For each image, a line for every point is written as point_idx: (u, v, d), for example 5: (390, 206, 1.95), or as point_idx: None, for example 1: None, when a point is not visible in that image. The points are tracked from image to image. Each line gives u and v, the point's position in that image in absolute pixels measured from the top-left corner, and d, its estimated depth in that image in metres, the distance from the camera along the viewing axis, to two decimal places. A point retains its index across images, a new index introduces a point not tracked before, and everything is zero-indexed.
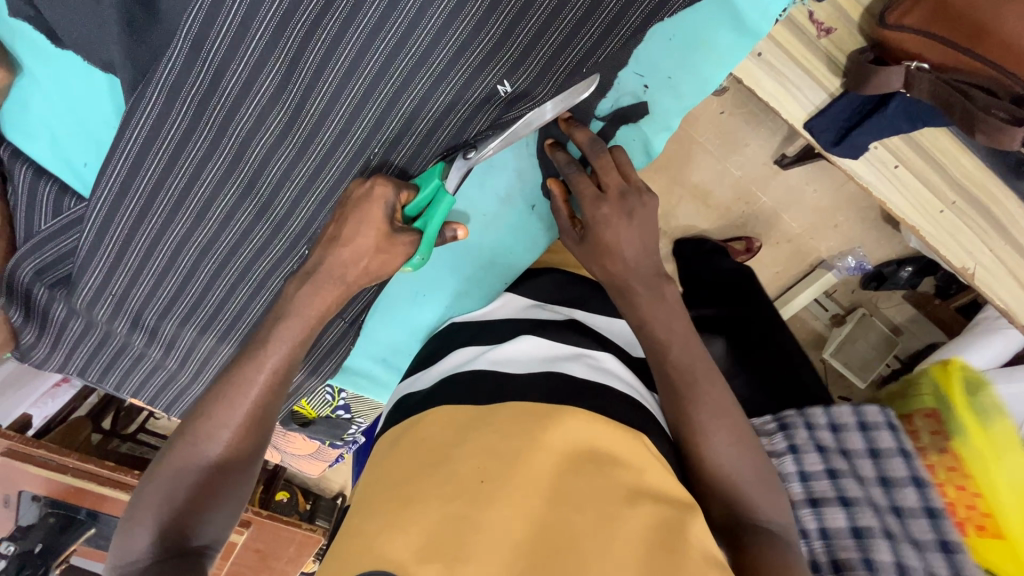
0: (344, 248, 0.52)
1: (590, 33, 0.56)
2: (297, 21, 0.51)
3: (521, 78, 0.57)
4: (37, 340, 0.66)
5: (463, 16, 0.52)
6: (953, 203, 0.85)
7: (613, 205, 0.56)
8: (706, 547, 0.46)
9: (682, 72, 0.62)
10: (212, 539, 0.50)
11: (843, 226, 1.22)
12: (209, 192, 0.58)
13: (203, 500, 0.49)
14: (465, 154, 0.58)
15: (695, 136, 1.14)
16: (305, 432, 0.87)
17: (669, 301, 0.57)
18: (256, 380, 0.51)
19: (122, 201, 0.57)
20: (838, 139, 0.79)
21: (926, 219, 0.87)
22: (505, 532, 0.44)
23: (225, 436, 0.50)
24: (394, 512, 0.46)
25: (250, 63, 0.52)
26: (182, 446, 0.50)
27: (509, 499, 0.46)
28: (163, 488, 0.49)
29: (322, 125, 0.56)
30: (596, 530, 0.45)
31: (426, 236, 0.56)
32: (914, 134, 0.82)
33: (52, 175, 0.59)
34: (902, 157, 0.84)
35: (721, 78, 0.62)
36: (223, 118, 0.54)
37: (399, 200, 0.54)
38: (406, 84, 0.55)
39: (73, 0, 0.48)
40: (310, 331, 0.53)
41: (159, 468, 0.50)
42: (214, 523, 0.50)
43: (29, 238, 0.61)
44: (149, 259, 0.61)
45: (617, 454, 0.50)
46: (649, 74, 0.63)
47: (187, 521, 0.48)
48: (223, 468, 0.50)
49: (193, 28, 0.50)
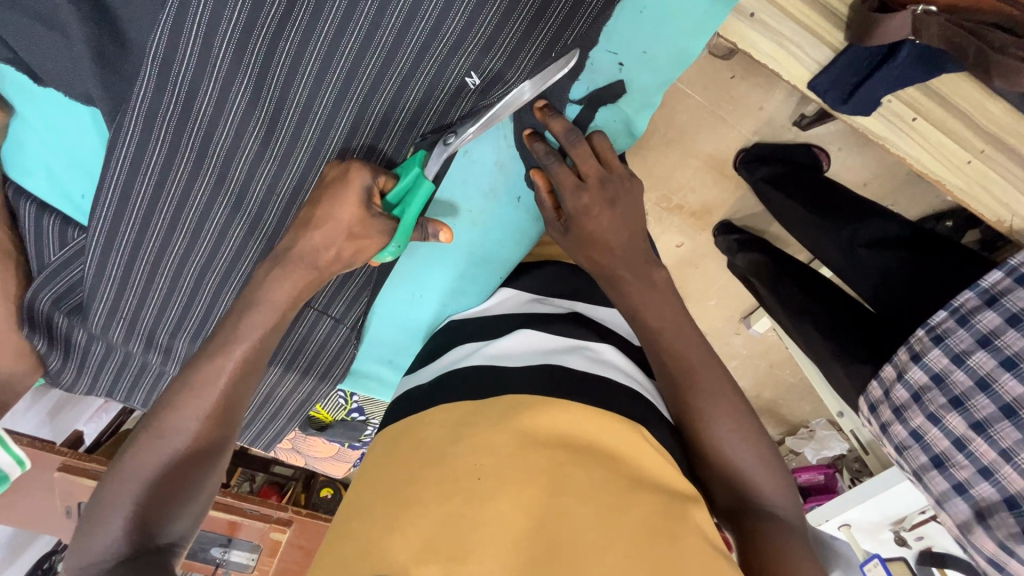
0: (316, 231, 0.53)
1: (554, 18, 0.55)
2: (259, 34, 0.51)
3: (489, 68, 0.56)
4: (63, 365, 0.70)
5: (422, 13, 0.52)
6: (982, 152, 0.80)
7: (593, 193, 0.58)
8: (705, 531, 0.48)
9: (657, 46, 0.60)
10: (179, 537, 0.48)
11: (873, 184, 1.19)
12: (200, 212, 0.59)
13: (168, 494, 0.47)
14: (446, 140, 0.57)
15: (706, 105, 1.10)
16: (324, 435, 0.91)
17: (659, 287, 0.60)
18: (223, 370, 0.50)
19: (119, 227, 0.59)
20: (847, 97, 0.76)
21: (951, 171, 0.84)
22: (504, 525, 0.43)
23: (194, 426, 0.49)
24: (394, 514, 0.45)
25: (219, 81, 0.53)
26: (147, 442, 0.48)
27: (505, 493, 0.45)
28: (125, 484, 0.47)
29: (299, 135, 0.57)
30: (597, 525, 0.44)
31: (403, 224, 0.57)
32: (931, 82, 0.78)
33: (54, 209, 0.62)
34: (919, 109, 0.80)
35: (699, 48, 0.61)
36: (203, 138, 0.55)
37: (376, 184, 0.55)
38: (375, 87, 0.55)
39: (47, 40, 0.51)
40: (282, 315, 0.53)
41: (119, 463, 0.48)
42: (179, 520, 0.48)
43: (43, 270, 0.64)
44: (152, 281, 0.63)
45: (614, 448, 0.50)
46: (623, 51, 0.60)
47: (155, 517, 0.46)
48: (189, 459, 0.48)
49: (159, 53, 0.50)
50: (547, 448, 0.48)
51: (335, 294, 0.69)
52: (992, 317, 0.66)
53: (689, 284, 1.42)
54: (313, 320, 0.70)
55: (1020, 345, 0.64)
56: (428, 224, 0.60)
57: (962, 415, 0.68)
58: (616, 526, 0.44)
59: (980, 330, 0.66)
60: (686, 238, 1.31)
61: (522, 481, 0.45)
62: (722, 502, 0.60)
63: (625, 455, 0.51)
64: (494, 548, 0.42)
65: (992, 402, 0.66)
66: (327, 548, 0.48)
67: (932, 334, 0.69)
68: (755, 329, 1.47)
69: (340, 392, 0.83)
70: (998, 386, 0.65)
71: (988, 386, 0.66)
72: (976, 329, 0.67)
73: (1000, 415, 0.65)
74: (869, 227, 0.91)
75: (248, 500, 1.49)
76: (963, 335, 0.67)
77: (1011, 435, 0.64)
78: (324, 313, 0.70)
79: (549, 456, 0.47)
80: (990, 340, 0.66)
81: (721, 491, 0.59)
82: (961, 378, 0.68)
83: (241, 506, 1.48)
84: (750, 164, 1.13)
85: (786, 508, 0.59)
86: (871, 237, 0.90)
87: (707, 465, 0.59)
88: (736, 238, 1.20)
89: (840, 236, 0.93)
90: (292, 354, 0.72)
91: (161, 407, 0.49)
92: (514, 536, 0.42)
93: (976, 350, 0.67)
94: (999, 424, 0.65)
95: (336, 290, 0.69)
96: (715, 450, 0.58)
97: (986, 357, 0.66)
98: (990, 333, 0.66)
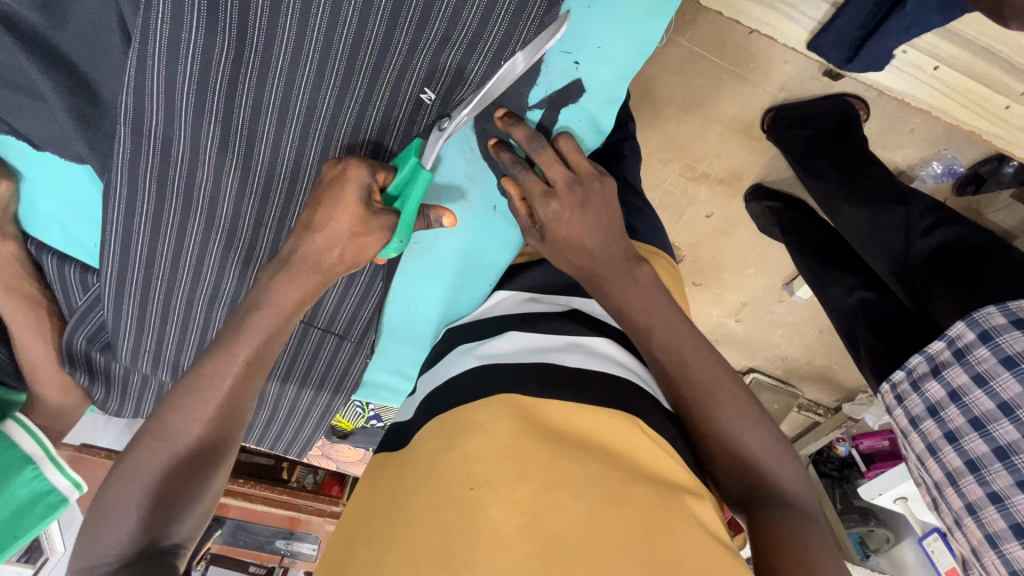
0: (319, 234, 0.54)
1: (499, 22, 0.53)
2: (213, 84, 0.53)
3: (442, 82, 0.56)
4: (108, 395, 0.78)
5: (366, 43, 0.52)
6: (1019, 96, 0.85)
7: (563, 200, 0.58)
8: (704, 521, 0.46)
9: (612, 39, 0.56)
10: (182, 538, 0.51)
11: (921, 130, 1.09)
12: (198, 251, 0.64)
13: (175, 493, 0.50)
14: (440, 125, 0.56)
15: (724, 65, 1.05)
16: (348, 441, 0.97)
17: (642, 282, 0.59)
18: (228, 372, 0.52)
19: (127, 272, 0.64)
20: (851, 55, 0.83)
21: (988, 116, 0.89)
22: (496, 528, 0.42)
23: (197, 429, 0.51)
24: (396, 523, 0.46)
25: (188, 130, 0.56)
26: (148, 446, 0.50)
27: (503, 497, 0.44)
28: (128, 488, 0.49)
29: (274, 170, 0.59)
30: (589, 520, 0.43)
31: (404, 219, 0.58)
32: (952, 28, 0.80)
33: (74, 259, 0.70)
34: (940, 58, 0.84)
35: (657, 34, 0.57)
36: (186, 184, 0.59)
37: (375, 181, 0.55)
38: (336, 117, 0.56)
39: (30, 109, 0.55)
40: (284, 319, 0.55)
41: (122, 469, 0.50)
42: (184, 522, 0.51)
43: (74, 314, 0.72)
44: (167, 318, 0.68)
45: (607, 441, 0.49)
46: (577, 49, 0.57)
47: (162, 518, 0.49)
48: (191, 460, 0.51)
49: (128, 115, 0.54)
50: (538, 440, 0.47)
51: (336, 313, 0.73)
52: (960, 373, 0.78)
53: (720, 254, 1.37)
54: (320, 339, 0.75)
55: (1011, 391, 0.74)
56: (430, 211, 0.61)
57: (937, 462, 0.84)
58: (613, 515, 0.43)
59: (950, 384, 0.80)
60: (715, 208, 1.27)
61: (514, 482, 0.45)
62: (728, 490, 0.58)
63: (621, 449, 0.49)
64: (499, 547, 0.41)
65: (962, 458, 0.80)
66: (336, 542, 0.51)
67: (932, 364, 0.82)
68: (798, 295, 1.40)
69: (357, 402, 0.87)
70: (966, 444, 0.80)
71: (957, 441, 0.81)
72: (972, 367, 0.77)
73: (992, 456, 0.77)
74: (926, 244, 0.86)
75: (302, 497, 1.57)
76: (935, 387, 0.82)
77: (975, 491, 0.79)
78: (328, 332, 0.75)
79: (542, 449, 0.47)
80: (960, 397, 0.79)
81: (730, 484, 0.58)
82: (934, 428, 0.84)
83: (296, 502, 1.56)
84: (787, 146, 1.07)
85: (797, 493, 0.57)
86: (927, 250, 0.86)
87: (712, 457, 0.58)
88: (768, 205, 1.16)
89: (889, 232, 0.90)
90: (305, 370, 0.78)
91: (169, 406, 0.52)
92: (507, 538, 0.42)
93: (946, 404, 0.81)
94: (965, 480, 0.80)
95: (343, 292, 0.71)
96: (715, 440, 0.57)
97: (957, 413, 0.80)
98: (985, 372, 0.76)
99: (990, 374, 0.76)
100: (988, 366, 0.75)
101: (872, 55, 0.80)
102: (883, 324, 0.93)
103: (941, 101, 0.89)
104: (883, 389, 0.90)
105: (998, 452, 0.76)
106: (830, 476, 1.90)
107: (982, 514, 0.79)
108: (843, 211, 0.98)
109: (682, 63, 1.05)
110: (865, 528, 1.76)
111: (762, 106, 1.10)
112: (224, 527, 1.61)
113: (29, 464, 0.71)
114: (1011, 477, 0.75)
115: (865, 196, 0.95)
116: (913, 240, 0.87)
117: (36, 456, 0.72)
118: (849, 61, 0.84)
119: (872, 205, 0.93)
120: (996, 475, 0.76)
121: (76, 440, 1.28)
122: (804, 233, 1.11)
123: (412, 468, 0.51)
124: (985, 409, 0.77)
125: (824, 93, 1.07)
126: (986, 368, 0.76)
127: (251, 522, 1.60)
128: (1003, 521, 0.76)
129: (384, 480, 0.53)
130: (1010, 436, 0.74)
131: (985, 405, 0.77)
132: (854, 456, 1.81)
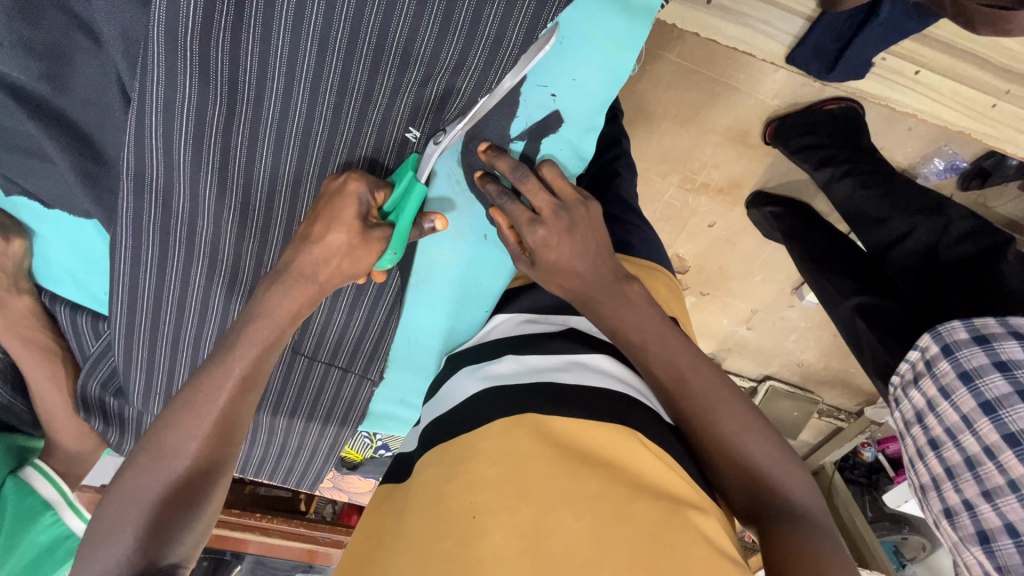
0: (315, 246, 0.55)
1: (476, 58, 0.55)
2: (210, 137, 0.56)
3: (426, 120, 0.58)
4: (122, 438, 0.79)
5: (351, 87, 0.55)
6: (1006, 93, 0.86)
7: (549, 226, 0.59)
8: (709, 535, 0.46)
9: (586, 70, 0.58)
10: (180, 559, 0.50)
11: (919, 128, 1.09)
12: (202, 294, 0.66)
13: (173, 514, 0.49)
14: (436, 139, 0.58)
15: (716, 78, 1.06)
16: (358, 472, 0.98)
17: (633, 301, 0.60)
18: (231, 394, 0.52)
19: (135, 318, 0.67)
20: (831, 66, 0.84)
21: (981, 118, 0.89)
22: (502, 554, 0.42)
23: (196, 451, 0.51)
24: (408, 548, 0.47)
25: (187, 180, 0.58)
26: (148, 466, 0.50)
27: (505, 524, 0.44)
28: (128, 506, 0.48)
29: (271, 210, 0.61)
30: (590, 539, 0.42)
31: (398, 230, 0.59)
32: (930, 33, 0.82)
33: (84, 307, 0.73)
34: (920, 62, 0.85)
35: (630, 63, 0.58)
36: (188, 231, 0.62)
37: (374, 198, 0.57)
38: (326, 159, 0.58)
39: (42, 171, 0.59)
40: (280, 331, 0.55)
41: (123, 485, 0.50)
42: (182, 542, 0.50)
43: (87, 361, 0.75)
44: (175, 358, 0.70)
45: (607, 454, 0.49)
46: (553, 82, 0.59)
47: (157, 540, 0.48)
48: (191, 481, 0.50)
49: (131, 171, 0.57)
50: (542, 457, 0.48)
51: (338, 346, 0.74)
52: (930, 385, 0.83)
53: (727, 264, 1.37)
54: (324, 372, 0.76)
55: (967, 405, 0.79)
56: (422, 219, 0.61)
57: (925, 466, 0.89)
58: (616, 531, 0.43)
59: (925, 395, 0.84)
60: (718, 218, 1.27)
61: (515, 506, 0.45)
62: (737, 505, 0.57)
63: (623, 461, 0.49)
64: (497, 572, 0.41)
65: (943, 464, 0.86)
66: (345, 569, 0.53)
67: (915, 372, 0.86)
68: (809, 300, 1.39)
69: (364, 433, 0.88)
70: (946, 452, 0.85)
71: (939, 448, 0.85)
72: (937, 380, 0.82)
73: (964, 467, 0.82)
74: (956, 251, 0.87)
75: (319, 527, 1.55)
76: (917, 395, 0.85)
77: (953, 497, 0.85)
78: (332, 365, 0.76)
79: (544, 467, 0.47)
80: (935, 407, 0.84)
81: (737, 498, 0.57)
82: (922, 434, 0.88)
83: (314, 534, 1.55)
84: (801, 152, 1.07)
85: (807, 504, 0.56)
86: (957, 257, 0.87)
87: (716, 469, 0.57)
88: (769, 210, 1.16)
89: (919, 220, 0.90)
90: (312, 405, 0.79)
91: (166, 427, 0.51)
92: (511, 561, 0.42)
93: (927, 414, 0.85)
94: (946, 486, 0.86)
95: (346, 322, 0.72)
96: (716, 450, 0.56)
97: (936, 423, 0.85)
98: (946, 386, 0.81)
99: (951, 389, 0.80)
100: (948, 380, 0.80)
101: (850, 64, 0.82)
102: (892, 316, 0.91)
103: (928, 105, 0.89)
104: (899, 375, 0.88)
105: (968, 463, 0.81)
106: (858, 484, 1.87)
107: (956, 518, 0.85)
108: (869, 216, 0.97)
109: (674, 77, 1.07)
110: (899, 536, 1.71)
111: (755, 114, 1.11)
112: (245, 562, 1.61)
113: (47, 509, 0.72)
114: (977, 487, 0.81)
115: (893, 187, 0.96)
116: (944, 242, 0.88)
117: (55, 500, 0.73)
118: (829, 70, 0.85)
119: (899, 197, 0.94)
120: (965, 485, 0.82)
121: (95, 482, 1.29)
122: (802, 236, 1.10)
123: (414, 498, 0.52)
124: (952, 421, 0.82)
125: (819, 97, 1.09)
126: (947, 382, 0.80)
127: (270, 556, 1.59)
128: (970, 528, 0.83)
129: (392, 508, 0.54)
130: (974, 448, 0.80)
131: (951, 417, 0.82)
132: (882, 461, 1.80)
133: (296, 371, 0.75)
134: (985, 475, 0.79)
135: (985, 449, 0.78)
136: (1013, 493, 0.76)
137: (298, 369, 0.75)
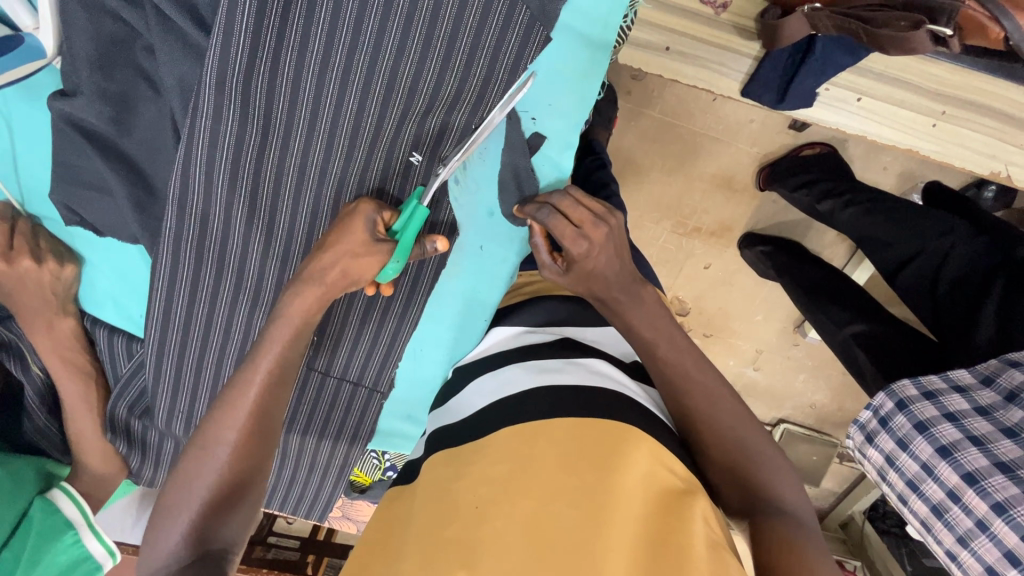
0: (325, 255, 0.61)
1: (469, 93, 0.66)
2: (244, 165, 0.65)
3: (427, 145, 0.67)
4: (142, 464, 0.84)
5: (364, 121, 0.65)
6: (943, 114, 0.95)
7: (586, 237, 0.65)
8: (706, 532, 0.47)
9: (559, 97, 0.69)
10: (230, 543, 0.53)
11: (893, 166, 1.21)
12: (227, 311, 0.72)
13: (219, 513, 0.53)
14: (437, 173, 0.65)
15: (698, 130, 1.19)
16: (366, 497, 0.98)
17: (620, 295, 0.66)
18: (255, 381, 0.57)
19: (166, 337, 0.73)
20: (781, 95, 0.94)
21: (922, 135, 0.98)
22: (505, 537, 0.45)
23: (222, 432, 0.55)
24: (421, 534, 0.50)
25: (222, 205, 0.67)
26: (193, 454, 0.55)
27: (506, 510, 0.47)
28: (185, 489, 0.53)
29: (292, 230, 0.69)
30: (582, 524, 0.45)
31: (403, 243, 0.64)
32: (862, 66, 0.92)
33: (121, 330, 0.79)
34: (860, 90, 0.95)
35: (595, 88, 0.69)
36: (219, 251, 0.69)
37: (380, 216, 0.63)
38: (342, 182, 0.67)
39: (101, 201, 0.69)
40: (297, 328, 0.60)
41: (174, 480, 0.55)
42: (228, 523, 0.53)
43: (117, 381, 0.81)
44: (199, 376, 0.75)
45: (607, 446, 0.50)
46: (534, 107, 0.69)
47: (209, 527, 0.52)
48: (232, 478, 0.54)
49: (176, 197, 0.66)
50: (541, 449, 0.51)
51: (351, 362, 0.79)
52: (904, 421, 0.85)
53: (727, 304, 1.42)
54: (336, 388, 0.81)
55: (950, 437, 0.80)
56: (425, 239, 0.66)
57: (910, 510, 0.86)
58: (610, 520, 0.46)
59: (896, 436, 0.86)
60: (713, 259, 1.34)
61: (516, 497, 0.48)
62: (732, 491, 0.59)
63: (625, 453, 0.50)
64: (499, 553, 0.45)
65: (926, 505, 0.83)
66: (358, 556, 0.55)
67: (878, 417, 0.88)
68: (812, 337, 1.42)
69: (373, 452, 0.91)
70: (926, 491, 0.83)
71: (917, 489, 0.84)
72: (914, 416, 0.84)
73: (948, 501, 0.80)
74: (955, 269, 0.92)
75: None
76: (885, 438, 0.87)
77: (947, 538, 0.81)
78: (344, 379, 0.80)
79: (544, 462, 0.50)
80: (907, 445, 0.84)
81: (729, 487, 0.59)
82: (896, 477, 0.87)
83: None
84: (800, 189, 1.14)
85: (793, 499, 0.58)
86: (954, 277, 0.92)
87: (710, 453, 0.60)
88: (760, 249, 1.24)
89: (927, 238, 0.94)
90: (324, 420, 0.83)
91: None
92: (512, 543, 0.45)
93: (898, 454, 0.85)
94: (937, 527, 0.83)
95: (357, 336, 0.77)
96: (706, 427, 0.60)
97: (909, 461, 0.84)
98: (926, 420, 0.83)
99: (931, 422, 0.82)
100: (905, 432, 0.84)
101: (802, 93, 0.92)
102: (889, 342, 0.98)
103: (874, 127, 0.99)
104: (865, 418, 0.90)
105: (951, 495, 0.80)
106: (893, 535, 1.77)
107: (960, 559, 0.81)
108: (878, 239, 1.02)
109: (656, 131, 1.20)
110: None
111: (737, 160, 1.23)
112: None
113: (69, 529, 0.77)
114: (969, 520, 0.78)
115: (898, 213, 1.00)
116: (946, 259, 0.93)
117: (76, 520, 0.78)
118: (780, 99, 0.94)
119: (902, 222, 0.98)
120: (957, 520, 0.79)
121: None
122: (794, 272, 1.17)
123: (423, 492, 0.56)
124: (927, 454, 0.82)
125: (794, 143, 1.22)
126: (928, 417, 0.83)
127: None
128: (978, 565, 0.78)
129: (411, 494, 0.57)
130: (953, 479, 0.79)
131: (926, 450, 0.82)
132: None
133: (310, 388, 0.79)
134: (970, 505, 0.78)
135: (965, 477, 0.78)
136: (984, 534, 0.77)
137: (311, 387, 0.79)
